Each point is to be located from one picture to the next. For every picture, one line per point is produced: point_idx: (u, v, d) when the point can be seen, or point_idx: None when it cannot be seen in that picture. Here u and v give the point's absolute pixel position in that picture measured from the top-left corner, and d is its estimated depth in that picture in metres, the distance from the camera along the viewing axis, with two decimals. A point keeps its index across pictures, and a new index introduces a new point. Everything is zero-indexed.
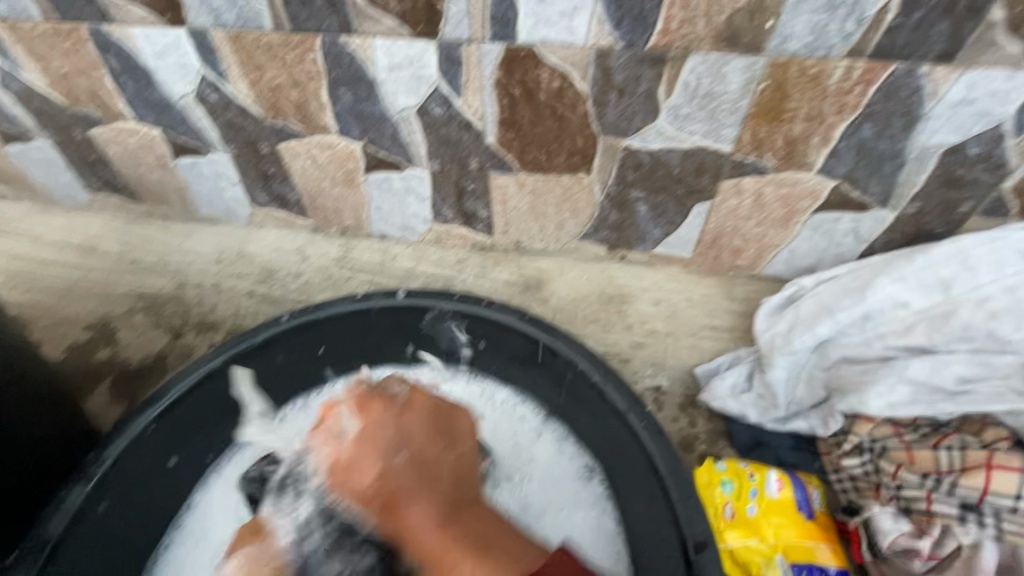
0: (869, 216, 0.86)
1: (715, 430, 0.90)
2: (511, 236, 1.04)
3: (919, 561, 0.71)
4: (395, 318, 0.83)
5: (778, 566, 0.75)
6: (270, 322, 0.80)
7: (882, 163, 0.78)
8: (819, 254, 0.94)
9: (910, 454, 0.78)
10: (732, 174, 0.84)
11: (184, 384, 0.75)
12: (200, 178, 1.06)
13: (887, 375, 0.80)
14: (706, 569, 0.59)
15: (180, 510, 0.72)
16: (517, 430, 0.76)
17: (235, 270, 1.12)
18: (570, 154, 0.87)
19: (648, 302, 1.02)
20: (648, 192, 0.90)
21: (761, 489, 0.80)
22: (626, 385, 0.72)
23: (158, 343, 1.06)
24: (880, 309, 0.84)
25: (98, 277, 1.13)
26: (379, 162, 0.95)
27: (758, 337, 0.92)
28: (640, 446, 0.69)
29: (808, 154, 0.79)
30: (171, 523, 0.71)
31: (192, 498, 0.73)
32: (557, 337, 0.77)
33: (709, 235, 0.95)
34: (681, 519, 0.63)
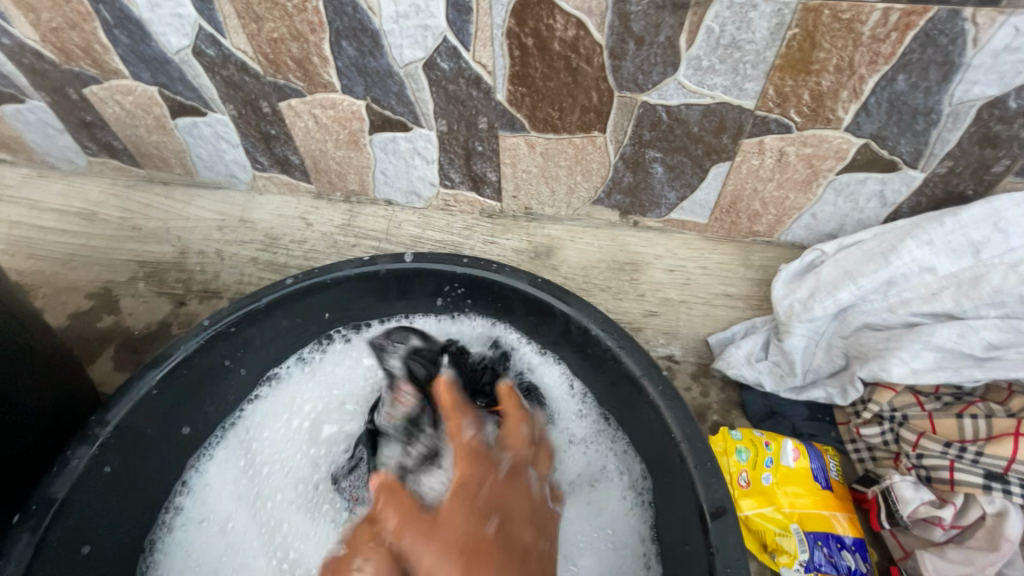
0: (897, 176, 0.82)
1: (728, 399, 0.88)
2: (520, 201, 1.01)
3: (939, 530, 0.69)
4: (405, 281, 0.80)
5: (793, 535, 0.73)
6: (275, 285, 0.75)
7: (914, 118, 0.74)
8: (841, 219, 0.90)
9: (932, 423, 0.75)
10: (754, 132, 0.80)
11: (190, 346, 0.71)
12: (200, 140, 1.03)
13: (911, 341, 0.77)
14: (725, 535, 0.56)
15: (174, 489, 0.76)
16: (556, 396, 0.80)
17: (238, 236, 1.09)
18: (584, 112, 0.83)
19: (661, 270, 0.99)
20: (664, 152, 0.86)
21: (777, 458, 0.78)
22: (642, 349, 0.69)
23: (162, 311, 1.04)
24: (904, 275, 0.81)
25: (100, 243, 1.10)
26: (384, 122, 0.91)
27: (776, 304, 0.89)
28: (655, 412, 0.66)
29: (836, 109, 0.75)
30: (171, 502, 0.75)
31: (187, 476, 0.77)
32: (572, 302, 0.73)
33: (727, 199, 0.92)
34: (698, 486, 0.60)
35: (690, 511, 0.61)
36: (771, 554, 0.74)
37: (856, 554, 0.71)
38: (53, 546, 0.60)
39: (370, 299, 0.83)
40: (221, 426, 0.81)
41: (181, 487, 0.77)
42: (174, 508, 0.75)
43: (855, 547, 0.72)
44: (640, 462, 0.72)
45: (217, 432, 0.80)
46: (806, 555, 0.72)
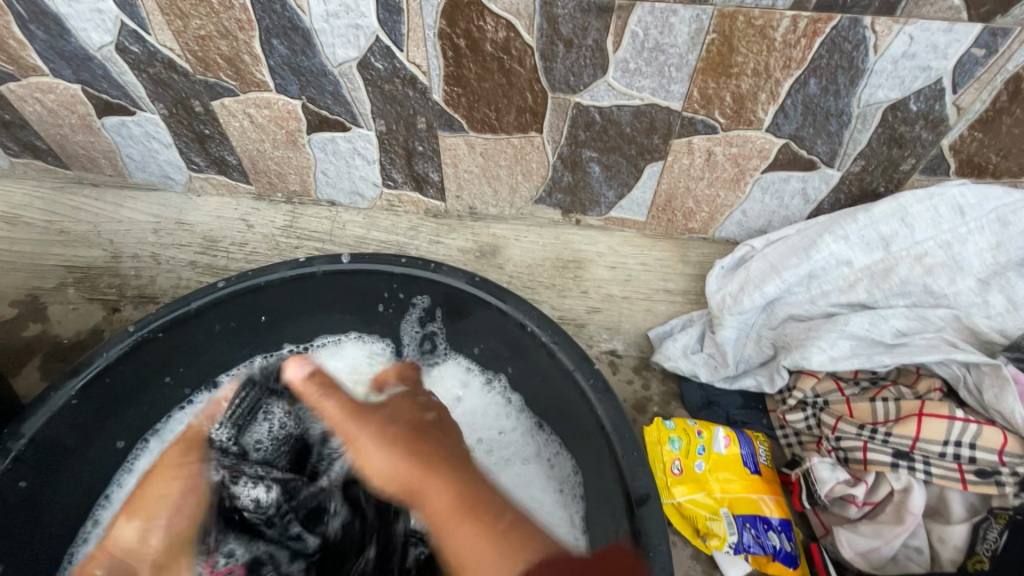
0: (816, 175, 0.87)
1: (668, 391, 0.92)
2: (464, 201, 1.02)
3: (854, 508, 0.73)
4: (343, 282, 0.79)
5: (723, 519, 0.77)
6: (206, 288, 0.74)
7: (828, 120, 0.78)
8: (769, 215, 0.95)
9: (849, 407, 0.80)
10: (683, 133, 0.83)
11: (114, 352, 0.69)
12: (130, 140, 0.99)
13: (828, 331, 0.81)
14: (648, 520, 0.59)
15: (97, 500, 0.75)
16: (489, 412, 0.84)
17: (175, 239, 1.06)
18: (520, 113, 0.84)
19: (603, 267, 1.01)
20: (599, 152, 0.88)
21: (709, 446, 0.81)
22: (574, 344, 0.71)
23: (94, 317, 1.01)
24: (824, 268, 0.85)
25: (26, 248, 1.05)
26: (322, 122, 0.90)
27: (710, 298, 0.92)
28: (587, 404, 0.68)
29: (756, 111, 0.79)
30: (92, 515, 0.74)
31: (111, 489, 0.76)
32: (508, 300, 0.75)
33: (662, 198, 0.95)
34: (625, 475, 0.62)
35: (616, 500, 0.63)
36: (702, 538, 0.77)
37: (781, 534, 0.75)
38: None
39: (309, 301, 0.82)
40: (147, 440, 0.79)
41: (102, 500, 0.75)
42: (94, 520, 0.74)
43: (781, 528, 0.76)
44: (571, 459, 0.75)
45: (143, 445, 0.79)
46: (735, 537, 0.75)
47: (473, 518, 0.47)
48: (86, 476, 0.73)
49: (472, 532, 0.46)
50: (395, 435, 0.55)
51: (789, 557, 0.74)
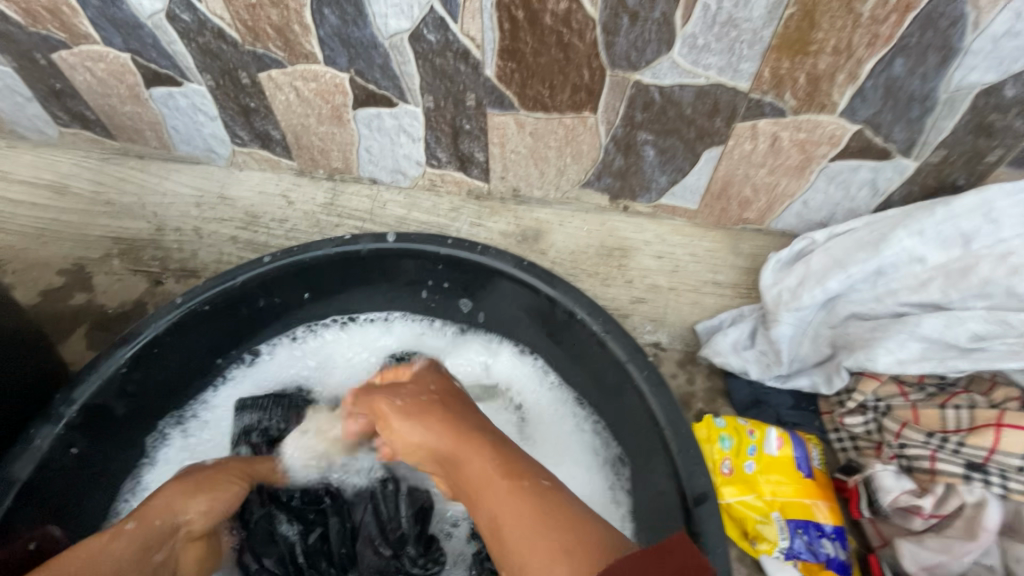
0: (889, 165, 0.81)
1: (714, 386, 0.89)
2: (508, 182, 0.99)
3: (919, 519, 0.70)
4: (389, 261, 0.78)
5: (774, 523, 0.73)
6: (252, 263, 0.73)
7: (910, 105, 0.73)
8: (831, 207, 0.89)
9: (915, 413, 0.75)
10: (748, 116, 0.79)
11: (163, 323, 0.69)
12: (177, 111, 0.99)
13: (898, 331, 0.76)
14: (706, 523, 0.56)
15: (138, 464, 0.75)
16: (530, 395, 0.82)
17: (217, 214, 1.06)
18: (575, 91, 0.81)
19: (650, 256, 0.97)
20: (656, 135, 0.84)
21: (760, 447, 0.78)
22: (628, 334, 0.68)
23: (138, 290, 1.01)
24: (893, 265, 0.80)
25: (73, 218, 1.07)
26: (369, 97, 0.88)
27: (764, 292, 0.87)
28: (640, 396, 0.65)
29: (831, 94, 0.73)
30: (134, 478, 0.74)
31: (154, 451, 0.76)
32: (558, 286, 0.72)
33: (718, 184, 0.90)
34: (681, 472, 0.59)
35: (671, 500, 0.61)
36: (751, 541, 0.74)
37: (835, 542, 0.72)
38: (17, 527, 0.59)
39: (351, 279, 0.80)
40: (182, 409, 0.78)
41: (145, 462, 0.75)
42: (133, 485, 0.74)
43: (835, 535, 0.73)
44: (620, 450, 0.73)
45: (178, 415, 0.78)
46: (786, 543, 0.72)
47: (512, 486, 0.53)
48: (128, 443, 0.73)
49: (541, 535, 0.49)
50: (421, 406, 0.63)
51: (843, 567, 0.71)
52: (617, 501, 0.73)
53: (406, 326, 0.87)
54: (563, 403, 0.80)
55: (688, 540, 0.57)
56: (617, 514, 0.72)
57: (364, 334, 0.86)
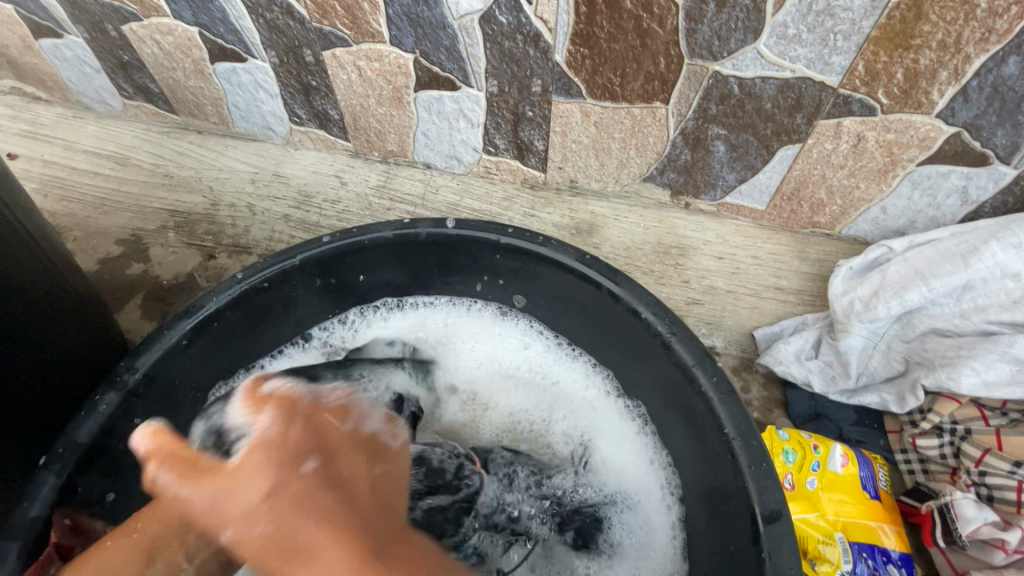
0: (984, 171, 0.75)
1: (770, 397, 0.85)
2: (566, 173, 0.96)
3: (1001, 554, 0.65)
4: (446, 247, 0.76)
5: (838, 544, 0.69)
6: (312, 242, 0.73)
7: (1018, 107, 0.67)
8: (912, 215, 0.84)
9: (998, 439, 0.71)
10: (833, 113, 0.74)
11: (224, 298, 0.69)
12: (238, 88, 0.99)
13: (987, 351, 0.71)
14: (778, 542, 0.53)
15: None
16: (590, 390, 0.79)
17: (271, 191, 1.06)
18: (648, 80, 0.77)
19: (709, 257, 0.94)
20: (729, 129, 0.80)
21: (824, 463, 0.74)
22: (695, 337, 0.65)
23: (191, 263, 1.02)
24: (983, 279, 0.74)
25: (132, 189, 1.09)
26: (432, 79, 0.86)
27: (833, 301, 0.83)
28: (705, 403, 0.62)
29: (930, 92, 0.68)
30: None
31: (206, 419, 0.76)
32: (622, 282, 0.69)
33: (791, 184, 0.85)
34: (750, 487, 0.56)
35: (738, 517, 0.58)
36: (811, 561, 0.69)
37: (902, 569, 0.68)
38: (80, 492, 0.60)
39: (406, 264, 0.79)
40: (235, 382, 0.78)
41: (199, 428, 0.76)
42: None
43: (902, 562, 0.69)
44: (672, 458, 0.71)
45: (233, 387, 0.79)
46: (849, 567, 0.68)
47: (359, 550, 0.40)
48: (187, 412, 0.74)
49: None
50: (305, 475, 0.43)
51: None
52: (669, 507, 0.69)
53: (454, 313, 0.85)
54: (616, 402, 0.77)
55: (757, 557, 0.54)
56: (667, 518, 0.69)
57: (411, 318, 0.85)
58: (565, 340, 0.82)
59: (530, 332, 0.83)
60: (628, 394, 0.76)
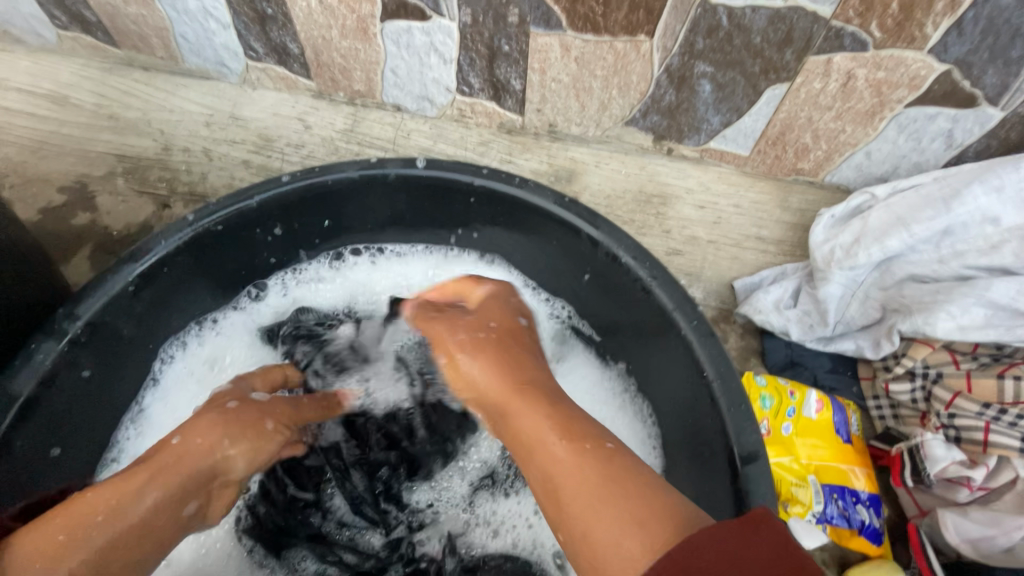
0: (972, 114, 0.73)
1: (747, 346, 0.85)
2: (544, 116, 0.91)
3: (965, 491, 0.67)
4: (417, 189, 0.71)
5: (810, 487, 0.71)
6: (270, 182, 0.67)
7: (1011, 42, 0.65)
8: (896, 160, 0.82)
9: (969, 382, 0.71)
10: (824, 49, 0.70)
11: (174, 242, 0.64)
12: (185, 16, 0.90)
13: (963, 296, 0.71)
14: (756, 483, 0.52)
15: (144, 385, 0.71)
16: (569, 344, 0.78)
17: (229, 135, 0.99)
18: (632, 9, 0.72)
19: (691, 205, 0.91)
20: (716, 66, 0.76)
21: (799, 409, 0.74)
22: (676, 281, 0.63)
23: (144, 212, 0.96)
24: (964, 225, 0.73)
25: (74, 131, 0.99)
26: (399, 7, 0.79)
27: (814, 250, 0.82)
28: (685, 347, 0.61)
29: (924, 25, 0.65)
30: (138, 400, 0.70)
31: (155, 371, 0.72)
32: (601, 226, 0.66)
33: (776, 128, 0.82)
34: (729, 429, 0.55)
35: (714, 457, 0.57)
36: (783, 504, 0.71)
37: (871, 509, 0.69)
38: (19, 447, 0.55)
39: (374, 208, 0.75)
40: (188, 333, 0.74)
41: (148, 381, 0.71)
42: (138, 406, 0.71)
43: (870, 502, 0.70)
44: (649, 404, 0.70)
45: (186, 337, 0.74)
46: (820, 507, 0.70)
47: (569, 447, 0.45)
48: (134, 365, 0.69)
49: (610, 516, 0.41)
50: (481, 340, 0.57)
51: (875, 534, 0.69)
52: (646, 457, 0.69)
53: (428, 261, 0.81)
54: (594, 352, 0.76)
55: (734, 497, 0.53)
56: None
57: (390, 271, 0.81)
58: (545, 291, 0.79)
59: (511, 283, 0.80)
60: (606, 343, 0.75)
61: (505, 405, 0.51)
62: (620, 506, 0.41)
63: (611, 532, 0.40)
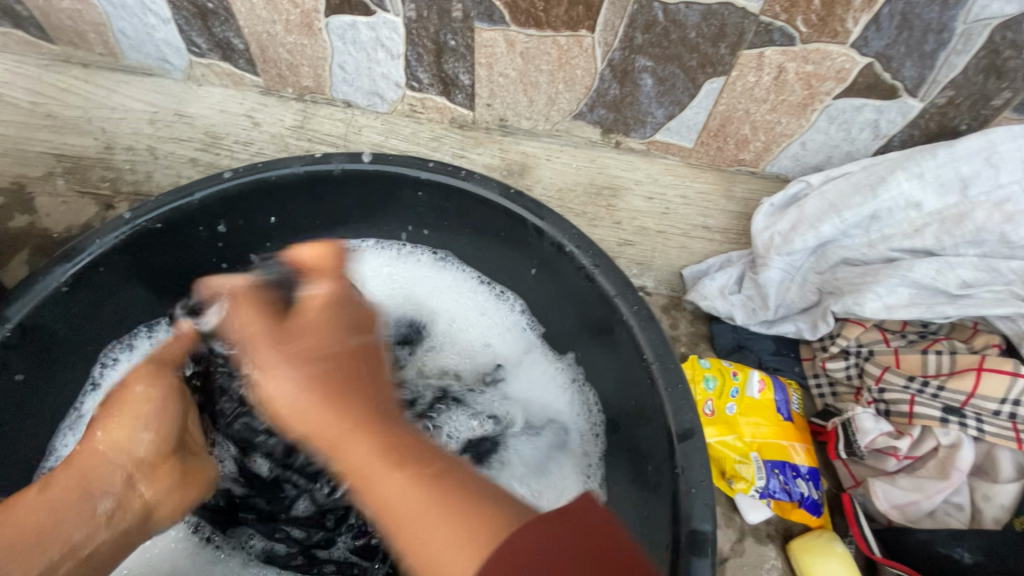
0: (894, 105, 0.78)
1: (697, 331, 0.87)
2: (495, 111, 0.92)
3: (893, 460, 0.71)
4: (364, 184, 0.71)
5: (752, 463, 0.74)
6: (211, 178, 0.66)
7: (924, 36, 0.69)
8: (829, 150, 0.86)
9: (897, 357, 0.75)
10: (755, 43, 0.73)
11: (109, 241, 0.63)
12: (123, 11, 0.88)
13: (889, 276, 0.75)
14: (690, 458, 0.54)
15: (82, 391, 0.69)
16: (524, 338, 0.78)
17: (174, 132, 0.97)
18: (572, 5, 0.73)
19: (640, 197, 0.93)
20: (655, 61, 0.78)
21: (742, 389, 0.77)
22: (618, 268, 0.64)
23: (87, 213, 0.93)
24: (890, 210, 0.77)
25: (8, 130, 0.96)
26: (343, 2, 0.79)
27: (756, 236, 0.85)
28: (627, 333, 0.62)
29: (845, 20, 0.69)
30: (76, 406, 0.68)
31: (94, 377, 0.70)
32: (546, 217, 0.67)
33: (716, 121, 0.85)
34: (667, 408, 0.57)
35: (654, 436, 0.59)
36: (728, 481, 0.74)
37: (810, 482, 0.73)
38: None
39: (321, 203, 0.74)
40: (132, 337, 0.72)
41: (88, 388, 0.69)
42: (77, 411, 0.68)
43: (809, 476, 0.73)
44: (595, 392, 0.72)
45: (128, 341, 0.72)
46: (762, 482, 0.72)
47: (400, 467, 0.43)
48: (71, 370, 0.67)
49: (450, 532, 0.38)
50: (315, 354, 0.51)
51: (814, 505, 0.72)
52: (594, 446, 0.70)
53: (380, 258, 0.81)
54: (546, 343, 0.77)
55: (672, 474, 0.55)
56: (582, 465, 0.70)
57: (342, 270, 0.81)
58: (498, 285, 0.80)
59: (464, 280, 0.81)
60: (556, 334, 0.76)
61: (335, 441, 0.46)
62: (451, 519, 0.39)
63: (451, 553, 0.38)
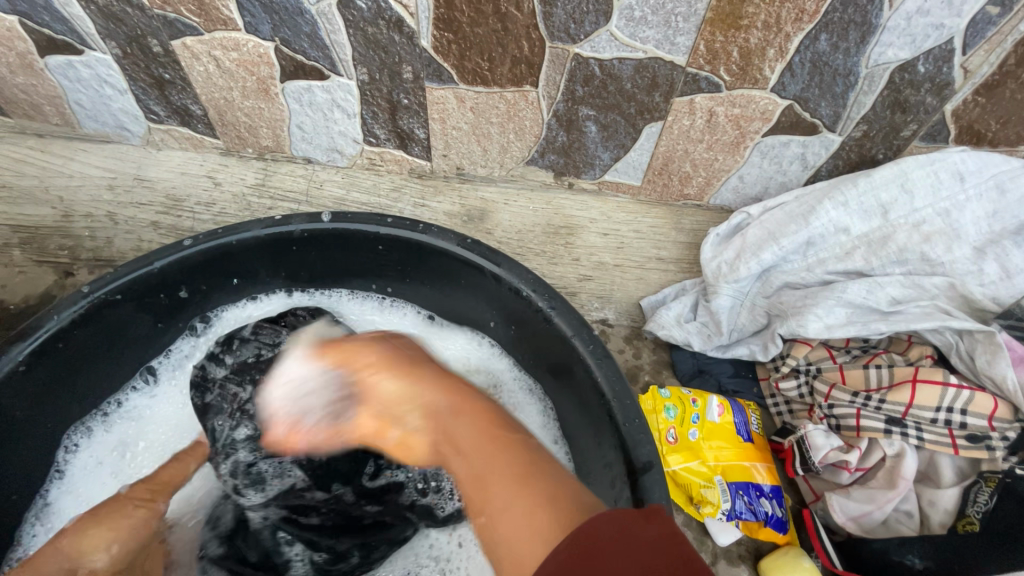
0: (817, 140, 0.84)
1: (659, 359, 0.90)
2: (451, 160, 0.96)
3: (846, 473, 0.75)
4: (326, 243, 0.73)
5: (717, 486, 0.76)
6: (170, 247, 0.67)
7: (834, 80, 0.76)
8: (765, 182, 0.92)
9: (842, 374, 0.80)
10: (685, 91, 0.79)
11: (66, 317, 0.63)
12: (79, 84, 0.90)
13: (826, 298, 0.80)
14: (651, 490, 0.56)
15: (47, 477, 0.68)
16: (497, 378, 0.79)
17: (134, 197, 0.96)
18: (514, 64, 0.79)
19: (596, 234, 0.97)
20: (597, 110, 0.84)
21: (703, 414, 0.81)
22: (573, 309, 0.67)
23: (45, 282, 0.90)
24: (822, 235, 0.84)
25: None
26: (297, 69, 0.83)
27: (705, 266, 0.90)
28: (587, 372, 0.65)
29: (763, 69, 0.75)
30: (41, 491, 0.67)
31: (59, 462, 0.69)
32: (503, 263, 0.70)
33: (659, 160, 0.91)
34: (627, 443, 0.60)
35: (615, 469, 0.61)
36: (696, 506, 0.76)
37: (773, 500, 0.75)
38: None
39: (282, 262, 0.76)
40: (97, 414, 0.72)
41: (54, 473, 0.68)
42: (42, 497, 0.67)
43: (773, 494, 0.76)
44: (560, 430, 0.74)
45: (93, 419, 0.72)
46: (728, 505, 0.74)
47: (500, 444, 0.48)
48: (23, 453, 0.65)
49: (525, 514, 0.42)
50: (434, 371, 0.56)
51: (780, 523, 0.74)
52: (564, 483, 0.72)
53: (349, 308, 0.83)
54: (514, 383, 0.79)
55: (633, 507, 0.57)
56: None
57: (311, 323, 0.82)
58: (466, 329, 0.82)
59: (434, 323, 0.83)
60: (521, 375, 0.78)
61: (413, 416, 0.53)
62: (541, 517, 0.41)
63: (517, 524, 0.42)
